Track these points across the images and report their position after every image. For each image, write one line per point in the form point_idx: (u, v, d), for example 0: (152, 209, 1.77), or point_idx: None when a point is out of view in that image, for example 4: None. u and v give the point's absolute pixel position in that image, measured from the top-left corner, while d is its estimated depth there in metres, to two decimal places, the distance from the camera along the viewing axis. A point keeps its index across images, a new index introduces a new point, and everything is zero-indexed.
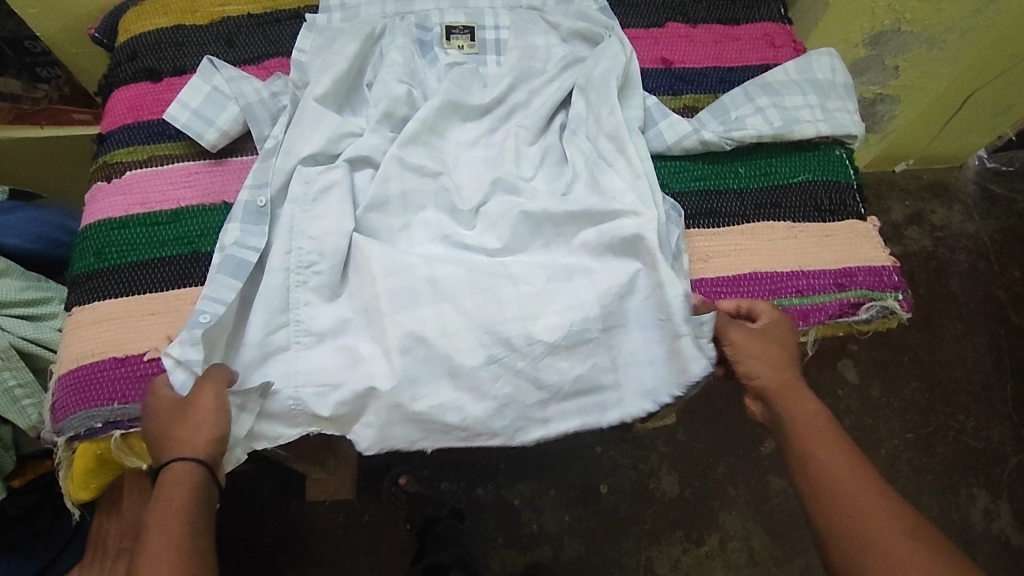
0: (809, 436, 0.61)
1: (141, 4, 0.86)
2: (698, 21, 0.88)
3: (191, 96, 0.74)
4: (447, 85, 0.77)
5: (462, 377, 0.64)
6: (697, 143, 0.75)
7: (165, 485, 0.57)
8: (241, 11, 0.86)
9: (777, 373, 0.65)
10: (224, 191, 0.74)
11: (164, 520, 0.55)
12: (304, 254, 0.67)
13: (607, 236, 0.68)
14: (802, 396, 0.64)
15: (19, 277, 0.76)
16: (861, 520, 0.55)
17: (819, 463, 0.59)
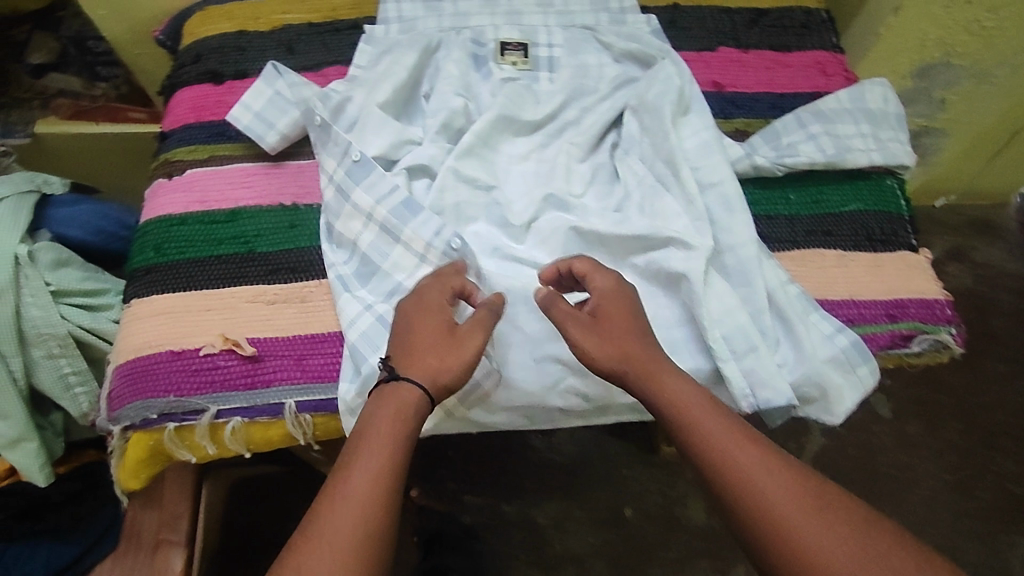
0: (714, 437, 0.55)
1: (207, 10, 0.89)
2: (749, 47, 0.89)
3: (253, 99, 0.75)
4: (502, 99, 0.79)
5: (513, 390, 0.64)
6: (749, 167, 0.76)
7: (384, 403, 0.55)
8: (302, 20, 0.88)
9: (649, 365, 0.58)
10: (281, 193, 0.76)
11: (379, 436, 0.53)
12: (377, 246, 0.68)
13: (654, 265, 0.68)
14: (677, 385, 0.58)
15: (81, 265, 0.79)
16: (783, 520, 0.50)
17: (745, 478, 0.52)
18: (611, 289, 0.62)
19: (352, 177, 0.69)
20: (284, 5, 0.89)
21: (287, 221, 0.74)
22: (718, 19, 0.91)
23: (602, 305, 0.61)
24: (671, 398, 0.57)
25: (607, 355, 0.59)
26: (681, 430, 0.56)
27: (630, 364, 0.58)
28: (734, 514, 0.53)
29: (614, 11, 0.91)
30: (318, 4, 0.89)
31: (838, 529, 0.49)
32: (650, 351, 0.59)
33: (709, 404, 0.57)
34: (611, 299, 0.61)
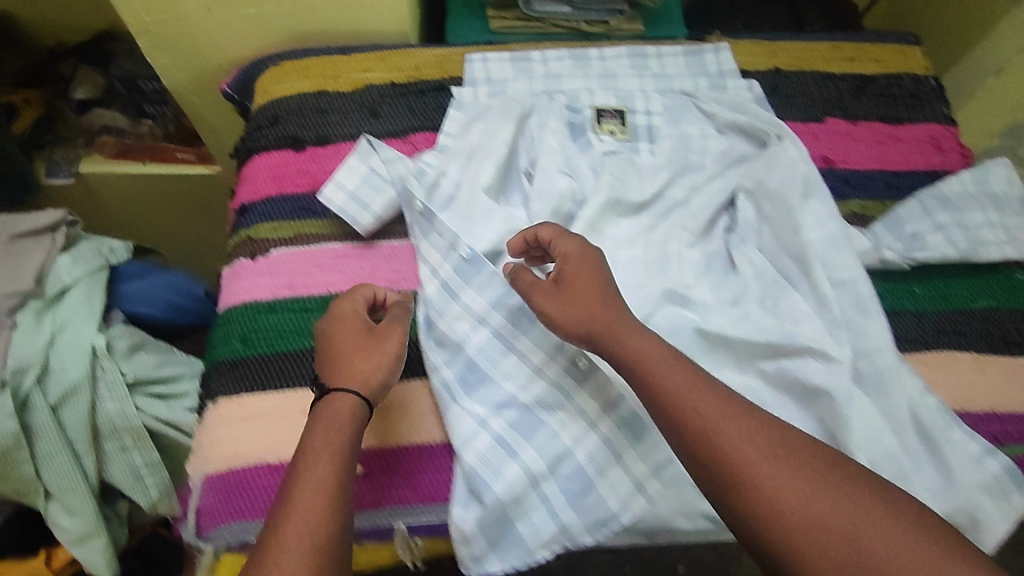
0: (688, 405, 0.53)
1: (281, 64, 0.83)
2: (858, 119, 0.85)
3: (347, 177, 0.72)
4: (609, 178, 0.74)
5: (643, 515, 0.60)
6: (877, 261, 0.73)
7: (327, 418, 0.55)
8: (384, 79, 0.82)
9: (616, 323, 0.58)
10: (374, 278, 0.70)
11: (324, 446, 0.53)
12: (491, 353, 0.64)
13: (788, 374, 0.65)
14: (638, 339, 0.57)
15: (155, 348, 0.73)
16: (755, 481, 0.49)
17: (721, 445, 0.51)
18: (580, 254, 0.62)
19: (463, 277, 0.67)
20: (365, 62, 0.83)
21: None
22: (824, 86, 0.86)
23: (564, 269, 0.61)
24: (632, 353, 0.56)
25: (568, 317, 0.59)
26: (642, 386, 0.55)
27: (602, 331, 0.57)
28: (700, 465, 0.51)
29: (713, 75, 0.86)
30: (400, 61, 0.84)
31: (811, 483, 0.48)
32: (617, 311, 0.58)
33: (670, 360, 0.56)
34: (578, 266, 0.61)
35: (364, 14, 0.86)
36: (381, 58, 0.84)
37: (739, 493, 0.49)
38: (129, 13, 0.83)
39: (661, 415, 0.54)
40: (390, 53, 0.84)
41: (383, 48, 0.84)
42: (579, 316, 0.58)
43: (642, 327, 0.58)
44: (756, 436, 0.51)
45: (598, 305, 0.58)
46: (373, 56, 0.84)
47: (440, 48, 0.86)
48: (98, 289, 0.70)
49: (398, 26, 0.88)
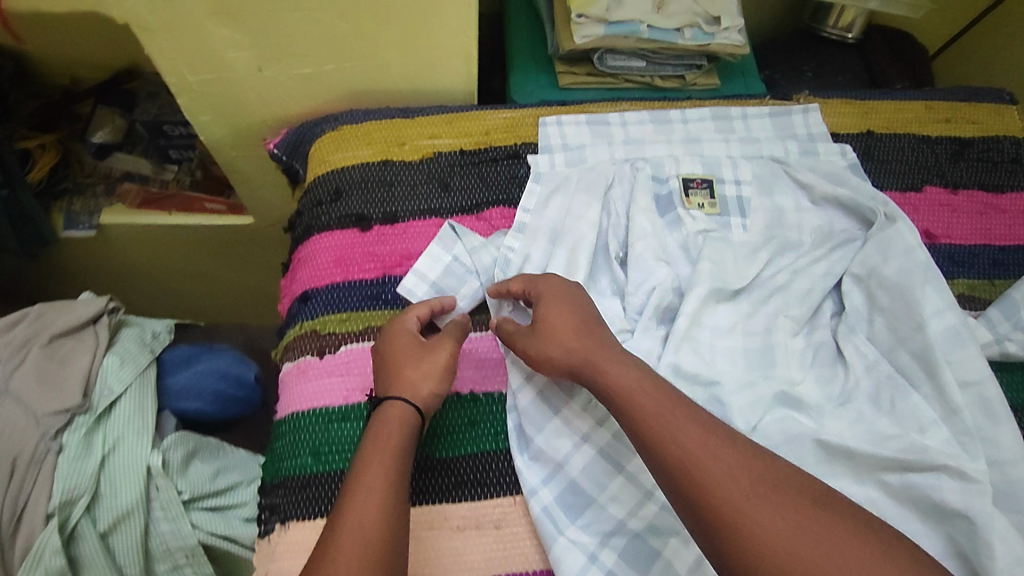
0: (669, 435, 0.49)
1: (339, 128, 0.77)
2: (959, 187, 0.78)
3: (429, 266, 0.68)
4: (708, 264, 0.68)
5: None
6: (998, 353, 0.67)
7: (381, 426, 0.54)
8: (453, 146, 0.76)
9: (599, 353, 0.56)
10: (456, 378, 0.65)
11: (382, 451, 0.53)
12: (594, 473, 0.60)
13: (913, 489, 0.58)
14: (621, 370, 0.54)
15: (208, 454, 0.69)
16: (735, 506, 0.45)
17: (704, 476, 0.47)
18: (562, 285, 0.61)
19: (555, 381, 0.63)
20: (431, 127, 0.77)
21: (468, 416, 0.63)
22: (920, 150, 0.80)
23: (545, 299, 0.60)
24: (612, 383, 0.53)
25: (565, 348, 0.57)
26: (622, 411, 0.52)
27: (585, 362, 0.56)
28: (678, 496, 0.47)
29: (802, 139, 0.80)
30: (469, 126, 0.77)
31: (794, 511, 0.45)
32: (600, 340, 0.57)
33: (649, 389, 0.52)
34: (556, 293, 0.60)
35: (429, 74, 0.79)
36: (448, 122, 0.77)
37: (714, 517, 0.45)
38: (174, 71, 0.76)
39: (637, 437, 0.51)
40: (458, 116, 0.78)
41: (450, 111, 0.78)
42: (560, 341, 0.57)
43: (626, 355, 0.56)
44: (734, 461, 0.47)
45: (582, 334, 0.57)
46: (440, 119, 0.77)
47: (511, 110, 0.80)
48: (146, 394, 0.68)
49: (466, 85, 0.81)
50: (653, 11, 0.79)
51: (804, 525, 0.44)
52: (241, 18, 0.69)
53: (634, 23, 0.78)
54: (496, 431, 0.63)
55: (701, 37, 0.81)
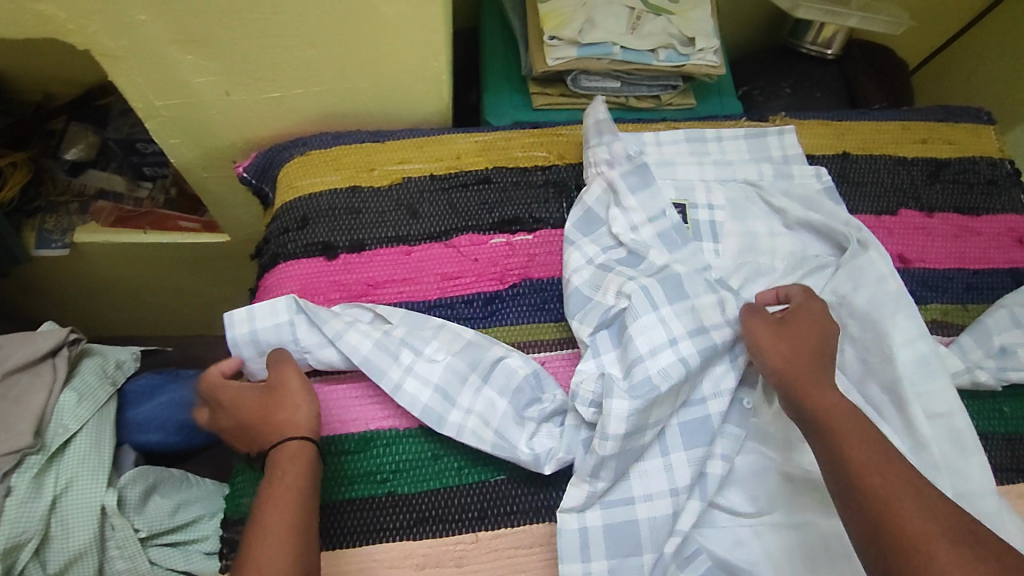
0: (868, 461, 0.52)
1: (306, 153, 0.75)
2: (934, 210, 0.78)
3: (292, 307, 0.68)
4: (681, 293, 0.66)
5: None
6: (969, 382, 0.66)
7: (275, 470, 0.56)
8: (423, 171, 0.75)
9: (813, 378, 0.58)
10: (415, 411, 0.64)
11: (277, 498, 0.54)
12: (614, 513, 0.60)
13: None
14: (832, 399, 0.57)
15: (169, 489, 0.67)
16: (899, 511, 0.49)
17: (883, 498, 0.50)
18: (813, 317, 0.62)
19: (632, 393, 0.60)
20: (401, 152, 0.76)
21: (429, 450, 0.63)
22: (896, 173, 0.80)
23: (794, 314, 0.63)
24: (818, 407, 0.56)
25: (766, 364, 0.61)
26: (823, 427, 0.55)
27: (795, 387, 0.58)
28: (855, 513, 0.51)
29: (777, 161, 0.79)
30: (440, 149, 0.76)
31: (938, 523, 0.49)
32: (816, 371, 0.59)
33: (862, 427, 0.55)
34: (799, 320, 0.62)
35: (399, 98, 0.78)
36: (418, 146, 0.76)
37: (883, 528, 0.49)
38: (138, 96, 0.74)
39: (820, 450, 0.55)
40: (428, 139, 0.77)
41: (420, 135, 0.77)
42: (783, 363, 0.60)
43: (829, 387, 0.58)
44: (911, 485, 0.51)
45: (804, 357, 0.60)
46: (410, 143, 0.76)
47: (482, 133, 0.79)
48: (103, 432, 0.64)
49: (436, 107, 0.80)
50: (627, 33, 0.78)
51: (944, 536, 0.48)
52: (205, 46, 0.68)
53: (607, 45, 0.77)
54: (459, 465, 0.62)
55: (676, 59, 0.80)
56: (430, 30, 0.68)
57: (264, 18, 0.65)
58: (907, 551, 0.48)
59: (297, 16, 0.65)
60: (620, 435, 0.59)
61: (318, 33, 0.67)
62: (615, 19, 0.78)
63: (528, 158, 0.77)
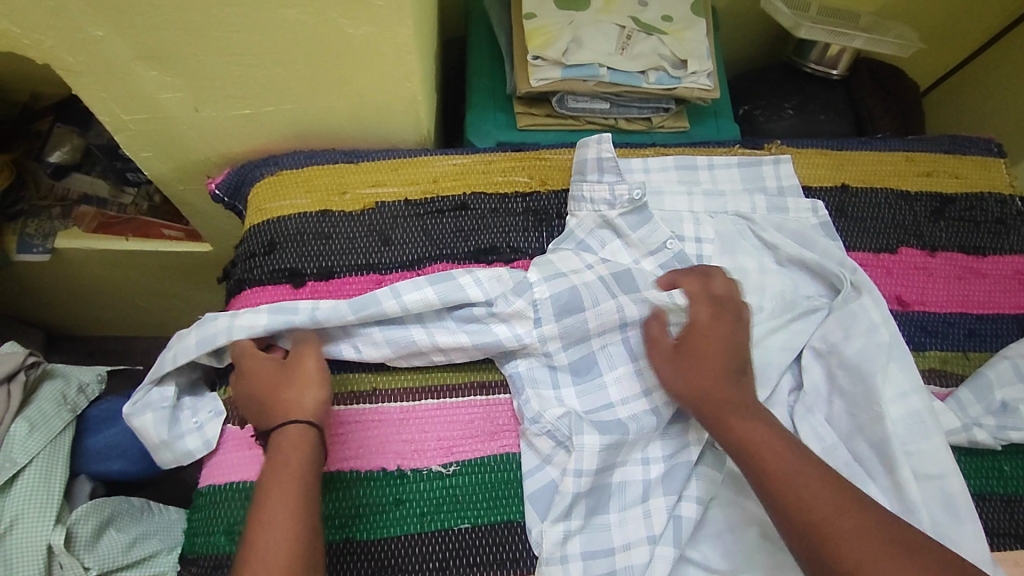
0: (799, 488, 0.50)
1: (278, 173, 0.73)
2: (937, 249, 0.74)
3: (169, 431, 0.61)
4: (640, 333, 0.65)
5: None
6: (966, 441, 0.62)
7: (277, 449, 0.53)
8: (397, 195, 0.72)
9: (736, 405, 0.55)
10: (380, 452, 0.61)
11: (278, 481, 0.51)
12: (595, 552, 0.58)
13: None
14: (750, 424, 0.54)
15: (127, 522, 0.64)
16: (836, 536, 0.48)
17: (823, 527, 0.48)
18: (714, 326, 0.59)
19: (602, 430, 0.60)
20: (375, 174, 0.73)
21: (391, 494, 0.60)
22: (898, 208, 0.75)
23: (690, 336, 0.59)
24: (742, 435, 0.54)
25: (683, 388, 0.57)
26: (743, 456, 0.53)
27: (713, 413, 0.55)
28: (798, 544, 0.49)
29: (772, 192, 0.75)
30: (416, 172, 0.73)
31: (886, 546, 0.47)
32: (733, 391, 0.56)
33: (787, 450, 0.53)
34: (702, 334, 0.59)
35: (377, 118, 0.75)
36: (393, 168, 0.73)
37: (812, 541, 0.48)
38: (105, 109, 0.72)
39: (743, 462, 0.53)
40: (404, 161, 0.74)
41: (396, 156, 0.74)
42: (699, 384, 0.57)
43: (746, 407, 0.55)
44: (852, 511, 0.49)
45: (721, 376, 0.57)
46: (385, 165, 0.73)
47: (462, 155, 0.75)
48: (56, 461, 0.62)
49: (417, 128, 0.77)
50: (615, 53, 0.75)
51: (890, 556, 0.47)
52: (169, 62, 0.65)
53: (594, 67, 0.74)
54: (422, 512, 0.59)
55: (667, 81, 0.76)
56: (399, 51, 0.65)
57: (228, 35, 0.62)
58: None
59: (263, 35, 0.62)
60: (593, 471, 0.58)
61: (284, 52, 0.64)
62: (603, 39, 0.75)
63: (507, 184, 0.74)
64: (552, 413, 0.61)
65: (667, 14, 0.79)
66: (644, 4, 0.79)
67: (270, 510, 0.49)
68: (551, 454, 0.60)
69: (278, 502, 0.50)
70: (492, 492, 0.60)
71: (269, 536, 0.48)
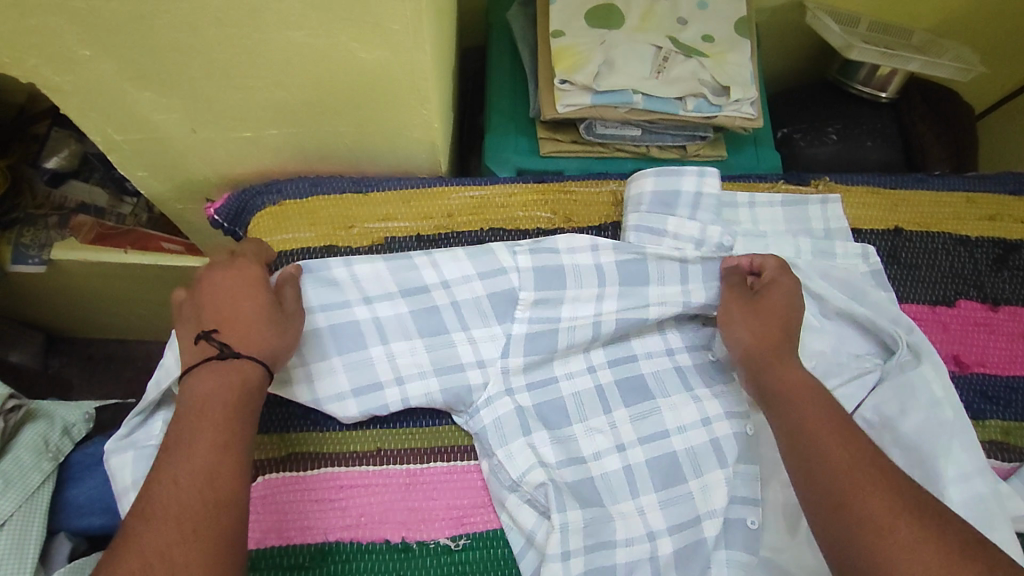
0: (821, 430, 0.50)
1: (280, 203, 0.67)
2: (998, 302, 0.67)
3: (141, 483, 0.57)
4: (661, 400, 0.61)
5: None
6: None
7: (202, 379, 0.48)
8: (408, 230, 0.66)
9: (784, 356, 0.56)
10: (384, 523, 0.56)
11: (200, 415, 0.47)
12: None
13: None
14: (795, 372, 0.55)
15: None
16: (854, 486, 0.46)
17: (840, 475, 0.47)
18: (784, 289, 0.60)
19: (587, 506, 0.56)
20: (385, 207, 0.67)
21: (392, 572, 0.55)
22: (956, 255, 0.68)
23: (763, 297, 0.60)
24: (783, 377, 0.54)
25: (741, 341, 0.58)
26: (778, 400, 0.53)
27: (762, 366, 0.56)
28: (811, 488, 0.48)
29: (818, 234, 0.69)
30: (430, 206, 0.67)
31: (903, 507, 0.45)
32: (784, 352, 0.56)
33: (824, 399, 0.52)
34: (773, 303, 0.59)
35: (389, 143, 0.69)
36: (406, 200, 0.67)
37: (829, 508, 0.46)
38: (97, 129, 0.67)
39: (775, 403, 0.54)
40: (417, 193, 0.67)
41: (408, 186, 0.68)
42: (756, 338, 0.58)
43: (795, 363, 0.56)
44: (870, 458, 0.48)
45: (778, 336, 0.57)
46: (396, 196, 0.67)
47: (480, 186, 0.69)
48: (30, 524, 0.57)
49: (432, 155, 0.71)
50: (650, 77, 0.68)
51: (904, 514, 0.44)
52: (165, 83, 0.60)
53: (626, 93, 0.68)
54: None
55: (706, 109, 0.70)
56: (415, 76, 0.59)
57: (227, 57, 0.56)
58: (861, 527, 0.44)
59: (266, 58, 0.56)
60: (579, 551, 0.54)
61: (288, 75, 0.58)
62: (637, 62, 0.69)
63: (529, 220, 0.68)
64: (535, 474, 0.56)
65: (707, 33, 0.72)
66: (682, 22, 0.73)
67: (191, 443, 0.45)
68: (534, 530, 0.55)
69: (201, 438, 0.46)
70: (501, 571, 0.55)
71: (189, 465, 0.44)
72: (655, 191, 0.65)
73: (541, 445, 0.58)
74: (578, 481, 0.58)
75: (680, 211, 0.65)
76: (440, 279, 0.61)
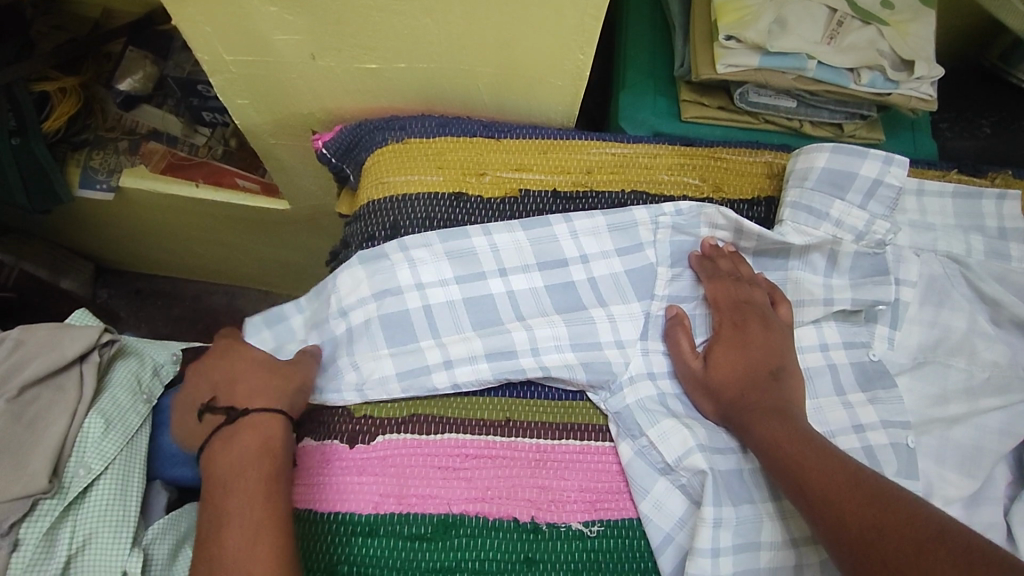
0: (824, 487, 0.45)
1: (406, 140, 0.61)
2: None
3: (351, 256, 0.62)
4: (823, 398, 0.56)
5: None
6: None
7: (229, 445, 0.49)
8: (543, 183, 0.61)
9: (760, 400, 0.52)
10: (513, 498, 0.52)
11: (233, 483, 0.47)
12: None
13: None
14: (778, 421, 0.50)
15: None
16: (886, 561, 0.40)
17: (869, 548, 0.41)
18: (739, 305, 0.56)
19: (739, 500, 0.51)
20: (520, 155, 0.62)
21: (524, 552, 0.51)
22: None
23: (722, 333, 0.56)
24: (761, 436, 0.50)
25: (720, 385, 0.54)
26: (774, 460, 0.48)
27: (738, 417, 0.52)
28: (847, 562, 0.42)
29: (992, 233, 0.62)
30: (567, 159, 0.62)
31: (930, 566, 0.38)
32: (766, 393, 0.52)
33: (804, 439, 0.48)
34: (733, 332, 0.55)
35: (526, 90, 0.62)
36: (542, 150, 0.62)
37: None
38: (205, 45, 0.60)
39: (772, 462, 0.48)
40: (555, 143, 0.62)
41: (545, 135, 0.63)
42: (731, 374, 0.54)
43: (777, 406, 0.51)
44: (880, 512, 0.42)
45: (758, 372, 0.53)
46: (531, 146, 0.62)
47: (621, 143, 0.64)
48: (133, 467, 0.55)
49: (568, 107, 0.65)
50: (823, 42, 0.60)
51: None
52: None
53: (799, 57, 0.60)
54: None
55: (880, 85, 0.61)
56: (583, 15, 0.52)
57: None
58: None
59: None
60: (729, 550, 0.50)
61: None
62: (811, 23, 0.60)
63: (675, 185, 0.62)
64: (688, 463, 0.52)
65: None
66: None
67: (232, 504, 0.46)
68: (682, 519, 0.52)
69: (245, 500, 0.46)
70: (636, 562, 0.51)
71: (236, 526, 0.45)
72: (826, 168, 0.58)
73: (693, 425, 0.54)
74: (728, 471, 0.52)
75: (852, 195, 0.59)
76: (581, 253, 0.59)
